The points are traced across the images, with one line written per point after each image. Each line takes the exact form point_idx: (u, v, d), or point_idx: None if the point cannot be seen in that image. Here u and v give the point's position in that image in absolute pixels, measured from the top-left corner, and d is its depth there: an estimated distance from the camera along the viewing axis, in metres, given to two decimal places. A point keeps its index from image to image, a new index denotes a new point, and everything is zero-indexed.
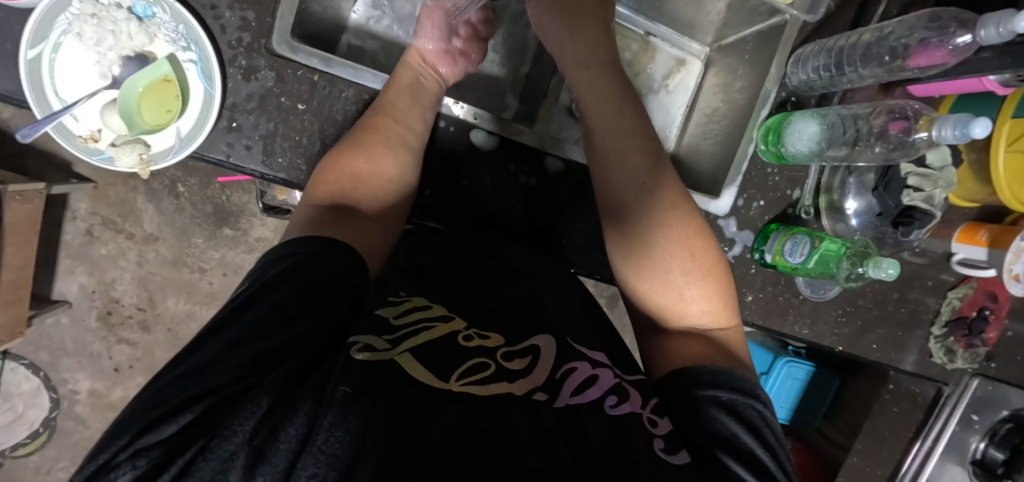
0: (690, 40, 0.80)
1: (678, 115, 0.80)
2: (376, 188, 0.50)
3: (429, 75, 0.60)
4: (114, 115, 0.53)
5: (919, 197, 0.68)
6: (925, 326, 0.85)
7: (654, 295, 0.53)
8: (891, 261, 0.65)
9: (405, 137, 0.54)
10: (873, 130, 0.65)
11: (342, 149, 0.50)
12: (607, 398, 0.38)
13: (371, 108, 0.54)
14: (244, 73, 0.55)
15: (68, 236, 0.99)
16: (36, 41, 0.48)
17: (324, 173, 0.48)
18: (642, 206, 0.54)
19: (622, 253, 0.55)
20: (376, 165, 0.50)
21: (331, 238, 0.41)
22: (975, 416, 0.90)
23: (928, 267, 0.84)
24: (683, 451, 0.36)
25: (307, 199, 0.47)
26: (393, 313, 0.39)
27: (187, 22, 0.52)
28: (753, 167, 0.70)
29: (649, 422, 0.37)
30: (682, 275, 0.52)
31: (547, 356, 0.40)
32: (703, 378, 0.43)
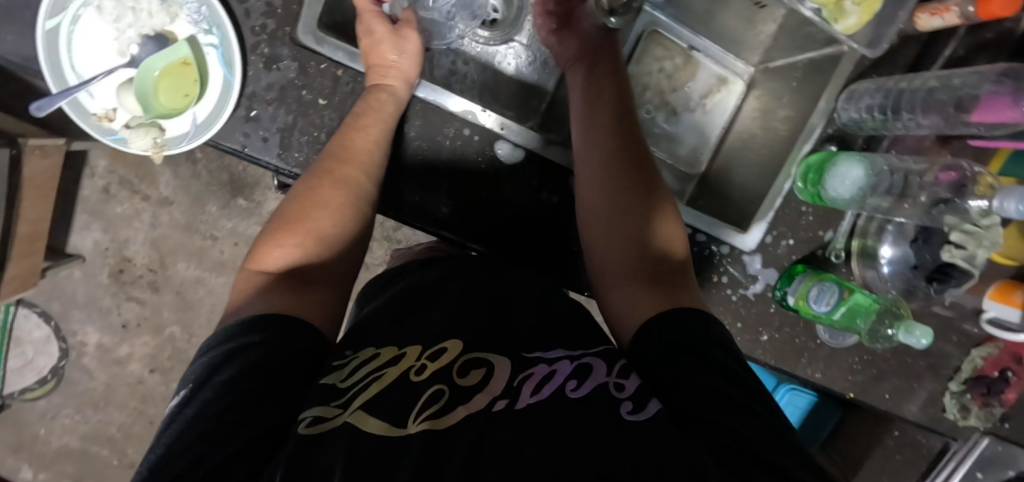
0: (736, 58, 0.75)
1: (715, 136, 0.76)
2: (342, 240, 0.49)
3: (388, 81, 0.54)
4: (130, 95, 0.51)
5: (961, 255, 0.62)
6: (942, 381, 0.82)
7: (612, 251, 0.53)
8: (925, 328, 0.62)
9: (367, 181, 0.51)
10: (924, 183, 0.61)
11: (306, 201, 0.48)
12: (568, 383, 0.39)
13: (331, 145, 0.52)
14: (265, 61, 0.52)
15: (85, 192, 0.99)
16: (55, 12, 0.47)
17: (296, 206, 0.48)
18: (611, 169, 0.55)
19: (601, 201, 0.55)
20: (342, 226, 0.49)
21: (284, 318, 0.40)
22: (978, 474, 0.88)
23: (954, 320, 0.81)
24: (649, 403, 0.38)
25: (264, 265, 0.45)
26: (337, 379, 0.38)
27: (209, 3, 0.50)
28: (787, 204, 0.67)
29: (615, 387, 0.39)
30: (635, 229, 0.53)
31: (502, 367, 0.40)
32: (676, 323, 0.44)
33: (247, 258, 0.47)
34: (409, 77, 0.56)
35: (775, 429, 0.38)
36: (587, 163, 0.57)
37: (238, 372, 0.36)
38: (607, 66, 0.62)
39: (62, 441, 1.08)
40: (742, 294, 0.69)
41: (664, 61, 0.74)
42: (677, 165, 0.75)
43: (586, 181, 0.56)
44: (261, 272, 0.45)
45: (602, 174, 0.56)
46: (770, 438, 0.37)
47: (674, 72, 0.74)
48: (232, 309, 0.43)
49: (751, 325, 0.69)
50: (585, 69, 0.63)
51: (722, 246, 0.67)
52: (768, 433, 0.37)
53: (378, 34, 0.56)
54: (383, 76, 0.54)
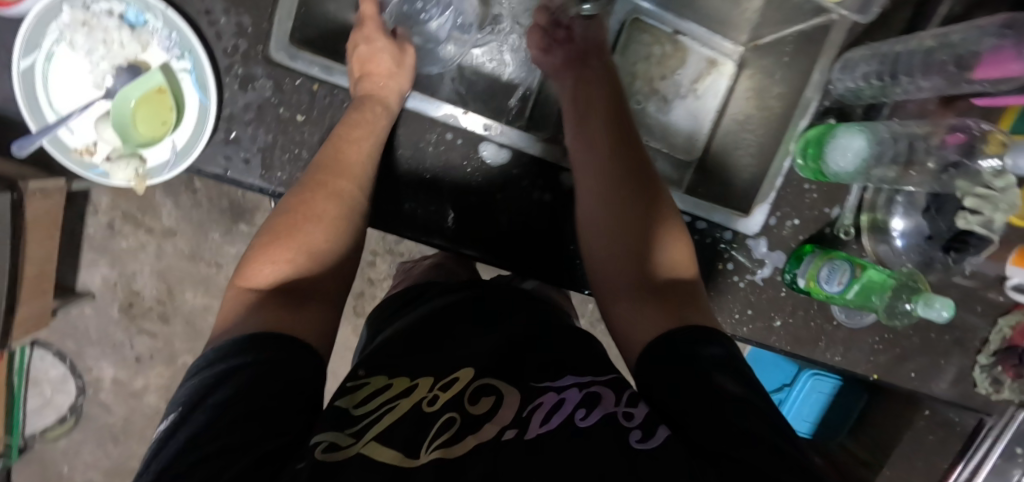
0: (723, 39, 0.73)
1: (708, 121, 0.74)
2: (338, 256, 0.46)
3: (383, 89, 0.54)
4: (109, 127, 0.51)
5: (976, 221, 0.57)
6: (970, 355, 0.79)
7: (614, 257, 0.52)
8: (945, 299, 0.57)
9: (362, 194, 0.49)
10: (930, 148, 0.57)
11: (299, 214, 0.45)
12: (577, 412, 0.37)
13: (321, 156, 0.50)
14: (240, 82, 0.52)
15: (90, 230, 0.99)
16: (29, 51, 0.47)
17: (282, 220, 0.45)
18: (607, 174, 0.53)
19: (602, 207, 0.53)
20: (336, 242, 0.46)
21: (272, 334, 0.36)
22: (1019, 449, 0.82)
23: (978, 290, 0.76)
24: (658, 432, 0.35)
25: (251, 282, 0.42)
26: (351, 404, 0.39)
27: (180, 31, 0.50)
28: (788, 183, 0.65)
29: (625, 416, 0.36)
30: (636, 233, 0.51)
31: (513, 399, 0.39)
32: (680, 343, 0.42)
33: (234, 277, 0.43)
34: (400, 89, 0.55)
35: (790, 458, 0.34)
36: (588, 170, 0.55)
37: (230, 395, 0.32)
38: (603, 76, 0.60)
39: (86, 477, 1.09)
40: (750, 280, 0.66)
41: (652, 47, 0.71)
42: (674, 153, 0.73)
43: (582, 190, 0.55)
44: (250, 289, 0.41)
45: (600, 179, 0.54)
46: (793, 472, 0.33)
47: (661, 59, 0.72)
48: (218, 331, 0.39)
49: (762, 311, 0.67)
50: (575, 72, 0.60)
51: (725, 232, 0.65)
52: (783, 464, 0.33)
53: (379, 44, 0.56)
54: (377, 87, 0.53)
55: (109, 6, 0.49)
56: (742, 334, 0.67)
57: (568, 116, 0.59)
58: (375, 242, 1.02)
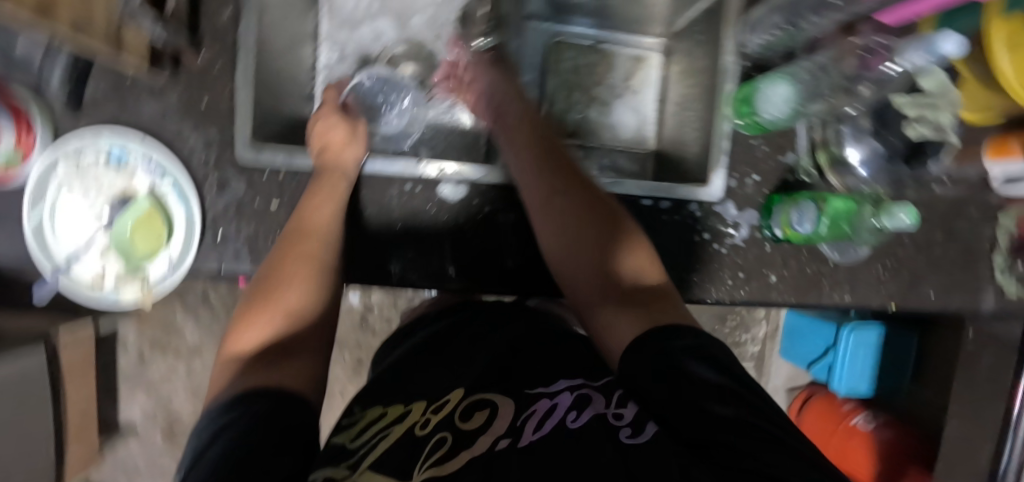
0: (643, 36, 0.80)
1: (651, 110, 0.81)
2: (314, 308, 0.50)
3: (336, 153, 0.59)
4: (112, 256, 0.57)
5: (926, 127, 0.62)
6: (984, 260, 0.77)
7: (579, 265, 0.54)
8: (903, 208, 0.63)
9: (329, 253, 0.54)
10: (848, 74, 0.59)
11: (273, 280, 0.50)
12: (568, 415, 0.39)
13: (290, 228, 0.55)
14: (218, 187, 0.59)
15: (123, 366, 1.05)
16: (37, 207, 0.55)
17: (259, 292, 0.50)
18: (555, 194, 0.57)
19: (558, 225, 0.56)
20: (309, 298, 0.50)
21: (259, 391, 0.38)
22: None
23: (971, 193, 0.76)
24: (647, 430, 0.39)
25: (237, 345, 0.46)
26: (348, 438, 0.41)
27: (160, 153, 0.57)
28: (736, 143, 0.68)
29: (614, 417, 0.39)
30: (594, 241, 0.54)
31: (507, 408, 0.41)
32: (656, 336, 0.42)
33: (222, 346, 0.48)
34: (355, 155, 0.60)
35: (769, 438, 0.34)
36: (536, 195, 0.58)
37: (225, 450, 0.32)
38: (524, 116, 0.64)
39: None
40: (731, 244, 0.68)
41: (579, 58, 0.79)
42: (630, 149, 0.80)
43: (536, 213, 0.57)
44: (238, 351, 0.45)
45: (550, 199, 0.57)
46: (779, 454, 0.33)
47: (590, 68, 0.80)
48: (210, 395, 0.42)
49: (754, 270, 0.69)
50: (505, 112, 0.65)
51: (690, 204, 0.67)
52: (762, 443, 0.33)
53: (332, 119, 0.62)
54: (331, 159, 0.59)
55: (94, 152, 0.56)
56: (741, 298, 0.69)
57: (506, 149, 0.62)
58: (388, 308, 1.05)
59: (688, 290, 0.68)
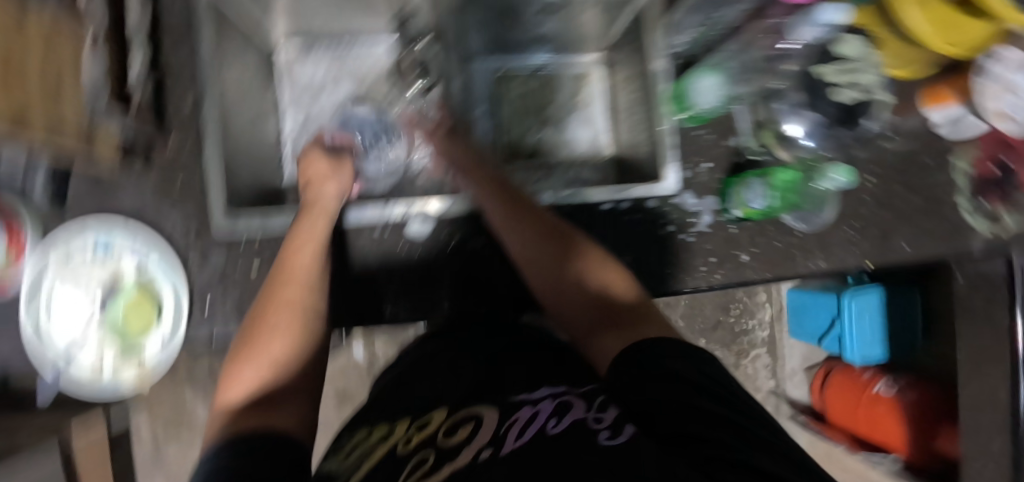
0: (581, 54, 0.86)
1: (602, 120, 0.86)
2: (300, 350, 0.53)
3: (323, 195, 0.64)
4: (107, 338, 0.60)
5: (856, 91, 0.68)
6: (950, 204, 0.79)
7: (571, 308, 0.57)
8: (834, 167, 0.70)
9: (315, 295, 0.56)
10: (766, 57, 0.68)
11: (259, 328, 0.53)
12: (549, 421, 0.36)
13: (276, 272, 0.57)
14: (199, 262, 0.61)
15: (141, 455, 1.06)
16: (33, 300, 0.58)
17: (248, 342, 0.52)
18: (539, 246, 0.58)
19: (546, 273, 0.58)
20: (295, 345, 0.53)
21: (250, 434, 0.40)
22: None
23: (923, 143, 0.78)
24: (628, 430, 0.34)
25: (227, 395, 0.48)
26: (340, 462, 0.42)
27: (145, 234, 0.61)
28: (684, 136, 0.71)
29: (593, 421, 0.35)
30: (581, 285, 0.57)
31: (490, 422, 0.38)
32: (653, 351, 0.41)
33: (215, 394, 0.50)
34: (334, 196, 0.64)
35: (764, 440, 0.32)
36: (521, 246, 0.59)
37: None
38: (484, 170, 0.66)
39: None
40: (696, 232, 0.70)
41: (525, 85, 0.86)
42: (587, 159, 0.85)
43: (525, 265, 0.59)
44: (229, 402, 0.48)
45: (535, 248, 0.58)
46: (775, 454, 0.30)
47: (541, 96, 0.87)
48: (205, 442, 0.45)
49: (724, 252, 0.71)
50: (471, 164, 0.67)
51: (649, 201, 0.70)
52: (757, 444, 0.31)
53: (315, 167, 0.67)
54: (314, 202, 0.62)
55: (83, 242, 0.59)
56: (718, 280, 0.71)
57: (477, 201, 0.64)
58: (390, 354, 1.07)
59: (663, 283, 0.70)
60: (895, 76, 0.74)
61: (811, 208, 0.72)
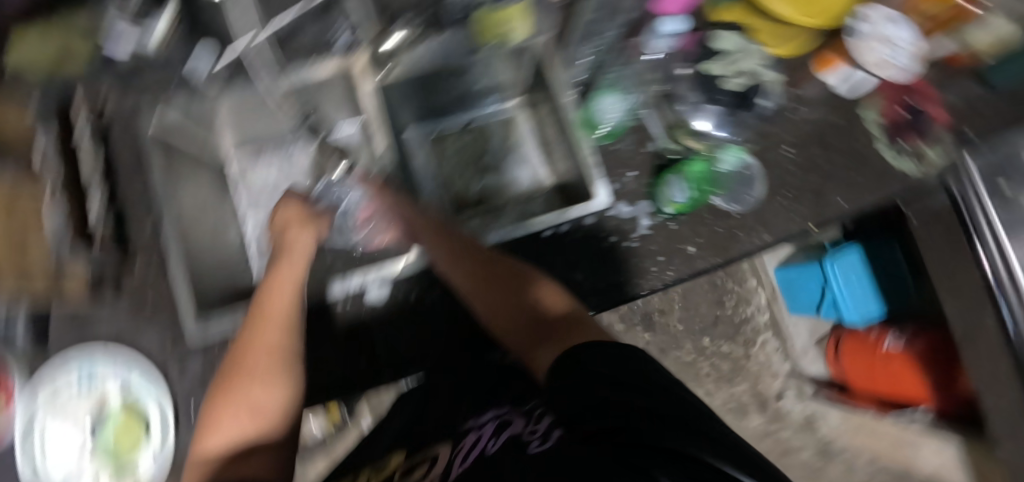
0: (502, 100, 0.90)
1: (536, 154, 0.90)
2: (279, 394, 0.55)
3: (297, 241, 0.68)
4: (102, 462, 0.63)
5: (737, 78, 0.74)
6: (871, 152, 0.84)
7: (507, 325, 0.58)
8: (731, 147, 0.75)
9: (291, 338, 0.59)
10: (654, 70, 0.78)
11: (240, 376, 0.56)
12: (489, 443, 0.39)
13: (253, 316, 0.60)
14: (180, 370, 0.65)
15: None
16: (31, 435, 0.62)
17: (230, 395, 0.55)
18: (477, 272, 0.61)
19: (483, 296, 0.60)
20: (275, 390, 0.55)
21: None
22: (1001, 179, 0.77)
23: (827, 106, 0.84)
24: (554, 435, 0.36)
25: (209, 451, 0.52)
26: None
27: (126, 353, 0.64)
28: (606, 152, 0.75)
29: (528, 432, 0.38)
30: (524, 306, 0.58)
31: (443, 456, 0.41)
32: (598, 354, 0.41)
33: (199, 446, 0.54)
34: (306, 241, 0.68)
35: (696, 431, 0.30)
36: (459, 277, 0.62)
37: None
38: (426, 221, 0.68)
39: None
40: (639, 236, 0.74)
41: (459, 140, 0.92)
42: (533, 194, 0.88)
43: (467, 291, 0.61)
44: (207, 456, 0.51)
45: (473, 275, 0.61)
46: (699, 441, 0.28)
47: (473, 146, 0.92)
48: None
49: (670, 248, 0.75)
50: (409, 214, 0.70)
51: (587, 219, 0.74)
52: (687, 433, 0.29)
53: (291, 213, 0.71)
54: (287, 250, 0.67)
55: (68, 375, 0.63)
56: (671, 278, 0.74)
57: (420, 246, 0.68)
58: None
59: (620, 291, 0.73)
60: (778, 57, 0.78)
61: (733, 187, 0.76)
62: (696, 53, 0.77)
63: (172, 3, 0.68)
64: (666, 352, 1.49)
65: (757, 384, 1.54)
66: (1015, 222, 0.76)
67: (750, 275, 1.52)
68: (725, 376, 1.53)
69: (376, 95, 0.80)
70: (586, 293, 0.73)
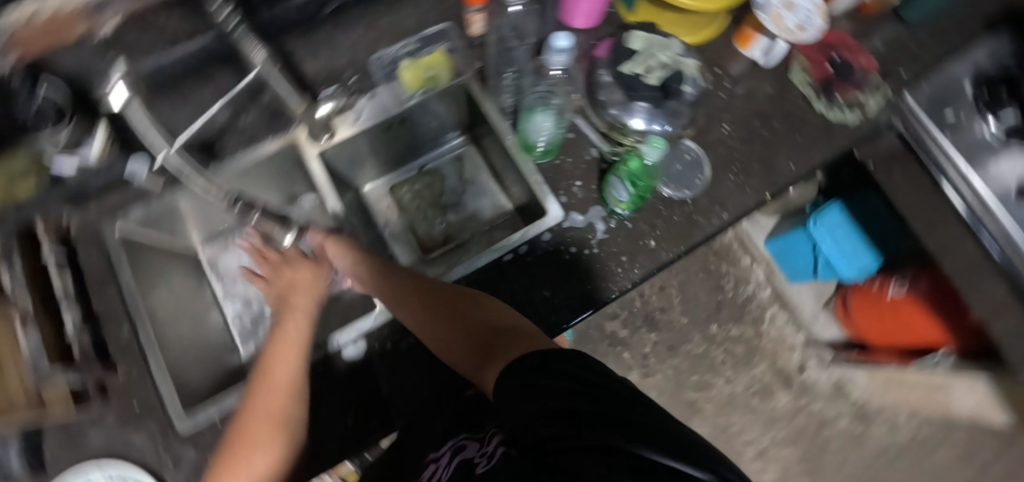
0: (447, 141, 0.92)
1: (491, 185, 0.91)
2: (276, 461, 0.58)
3: (298, 308, 0.70)
4: None
5: (656, 72, 0.78)
6: (810, 112, 0.85)
7: (455, 347, 0.60)
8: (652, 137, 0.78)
9: (294, 406, 0.59)
10: (585, 79, 0.81)
11: (236, 444, 0.57)
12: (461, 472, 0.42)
13: (256, 380, 0.61)
14: (175, 466, 0.64)
15: None
16: None
17: (226, 463, 0.57)
18: (427, 306, 0.65)
19: (433, 326, 0.63)
20: (275, 458, 0.57)
21: None
22: (948, 110, 0.82)
23: (754, 78, 0.86)
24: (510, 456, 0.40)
25: None
26: None
27: (120, 462, 0.64)
28: (546, 168, 0.78)
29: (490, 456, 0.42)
30: (472, 324, 0.60)
31: None
32: (543, 370, 0.47)
33: None
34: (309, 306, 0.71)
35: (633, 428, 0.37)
36: (412, 313, 0.65)
37: None
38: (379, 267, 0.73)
39: None
40: (598, 241, 0.75)
41: (413, 189, 0.94)
42: (495, 223, 0.89)
43: (419, 324, 0.64)
44: None
45: (426, 310, 0.64)
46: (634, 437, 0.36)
47: (431, 189, 0.94)
48: None
49: (632, 246, 0.75)
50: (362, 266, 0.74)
51: (544, 235, 0.76)
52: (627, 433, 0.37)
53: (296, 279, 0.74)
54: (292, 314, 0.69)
55: None
56: (639, 275, 0.74)
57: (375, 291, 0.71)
58: None
59: (592, 299, 0.73)
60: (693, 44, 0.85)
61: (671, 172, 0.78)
62: (616, 57, 0.79)
63: (102, 125, 0.67)
64: (675, 348, 1.49)
65: (776, 361, 1.51)
66: (965, 150, 0.80)
67: (743, 254, 1.53)
68: (742, 360, 1.50)
69: (318, 160, 0.78)
70: (559, 307, 0.73)
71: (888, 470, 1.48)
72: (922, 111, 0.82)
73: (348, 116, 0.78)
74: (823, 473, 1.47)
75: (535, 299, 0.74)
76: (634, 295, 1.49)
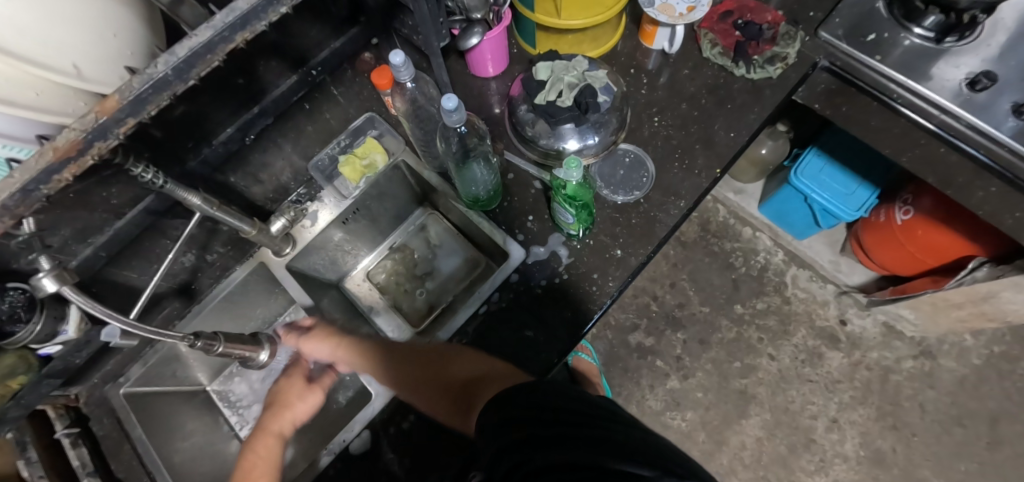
0: (410, 215, 0.96)
1: (460, 243, 0.93)
2: None
3: (291, 414, 0.74)
4: None
5: (567, 92, 0.79)
6: (733, 80, 0.86)
7: (441, 404, 0.62)
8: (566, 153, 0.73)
9: None
10: (510, 119, 0.84)
11: None
12: None
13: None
14: None
15: None
16: None
17: None
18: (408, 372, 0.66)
19: (418, 388, 0.64)
20: None
21: None
22: (868, 35, 0.79)
23: (669, 67, 0.88)
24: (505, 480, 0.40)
25: None
26: None
27: None
28: (497, 212, 0.80)
29: None
30: (453, 377, 0.62)
31: None
32: (529, 393, 0.46)
33: None
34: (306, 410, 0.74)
35: (614, 440, 0.38)
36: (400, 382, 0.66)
37: None
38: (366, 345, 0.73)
39: None
40: (566, 265, 0.76)
41: (390, 269, 0.97)
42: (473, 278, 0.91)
43: (407, 391, 0.65)
44: None
45: (412, 377, 0.65)
46: (614, 451, 0.36)
47: (405, 263, 0.96)
48: None
49: (599, 260, 0.76)
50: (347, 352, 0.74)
51: (511, 277, 0.76)
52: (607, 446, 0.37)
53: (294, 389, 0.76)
54: (281, 419, 0.73)
55: None
56: (615, 287, 0.74)
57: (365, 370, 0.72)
58: None
59: (577, 323, 0.73)
60: (599, 55, 0.89)
61: (608, 184, 0.80)
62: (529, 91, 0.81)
63: (72, 309, 0.63)
64: (707, 340, 1.45)
65: (814, 322, 1.45)
66: (901, 63, 0.77)
67: (743, 226, 1.52)
68: (778, 332, 1.45)
69: (286, 271, 0.81)
70: (547, 342, 0.73)
71: (975, 401, 1.37)
72: (843, 43, 0.81)
73: (306, 222, 0.82)
74: (907, 425, 1.36)
75: (520, 340, 0.73)
76: (649, 300, 1.49)
